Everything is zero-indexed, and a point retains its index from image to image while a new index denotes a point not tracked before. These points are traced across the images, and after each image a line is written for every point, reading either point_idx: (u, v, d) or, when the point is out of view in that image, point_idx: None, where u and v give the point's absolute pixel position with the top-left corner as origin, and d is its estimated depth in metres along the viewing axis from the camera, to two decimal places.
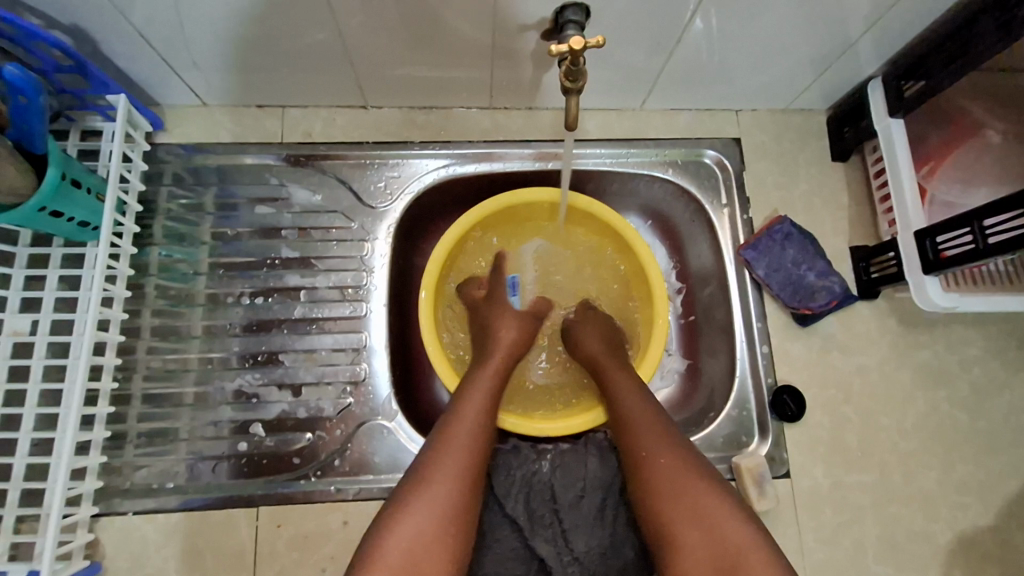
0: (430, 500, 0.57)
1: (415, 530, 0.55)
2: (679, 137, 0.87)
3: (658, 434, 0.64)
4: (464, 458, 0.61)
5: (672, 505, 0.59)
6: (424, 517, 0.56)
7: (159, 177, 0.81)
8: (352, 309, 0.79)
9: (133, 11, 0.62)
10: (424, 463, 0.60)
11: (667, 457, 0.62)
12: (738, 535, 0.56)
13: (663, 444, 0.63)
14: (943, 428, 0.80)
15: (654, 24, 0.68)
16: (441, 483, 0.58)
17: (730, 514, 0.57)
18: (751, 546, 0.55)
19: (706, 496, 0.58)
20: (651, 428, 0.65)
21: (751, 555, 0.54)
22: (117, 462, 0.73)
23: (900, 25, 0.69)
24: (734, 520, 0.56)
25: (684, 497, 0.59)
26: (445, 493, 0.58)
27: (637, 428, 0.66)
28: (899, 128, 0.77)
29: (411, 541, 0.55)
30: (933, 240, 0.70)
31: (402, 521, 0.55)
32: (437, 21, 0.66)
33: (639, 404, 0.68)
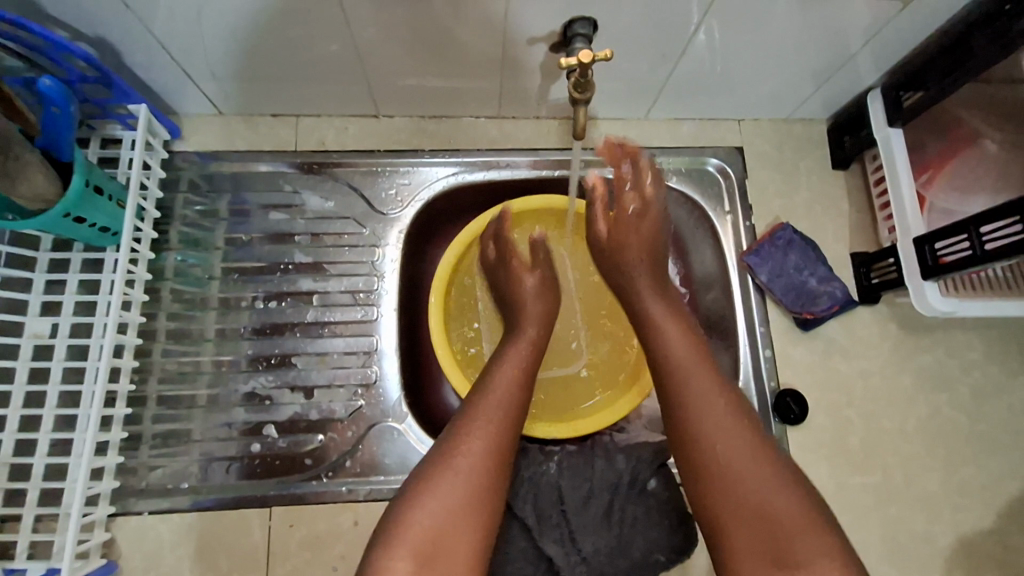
0: (460, 480, 0.54)
1: (444, 510, 0.53)
2: (682, 145, 0.89)
3: (703, 390, 0.59)
4: (492, 433, 0.58)
5: (722, 471, 0.56)
6: (455, 496, 0.54)
7: (176, 184, 0.83)
8: (363, 312, 0.81)
9: (156, 23, 0.64)
10: (450, 440, 0.57)
11: (710, 418, 0.58)
12: (786, 503, 0.53)
13: (708, 402, 0.59)
14: (943, 431, 0.81)
15: (659, 37, 0.70)
16: (471, 460, 0.56)
17: (777, 482, 0.54)
18: (802, 517, 0.52)
19: (753, 462, 0.55)
20: (694, 384, 0.60)
21: (801, 528, 0.52)
22: (133, 462, 0.75)
23: (898, 37, 0.71)
24: (783, 489, 0.54)
25: (728, 463, 0.56)
26: (476, 472, 0.55)
27: (680, 382, 0.61)
28: (898, 137, 0.79)
29: (440, 522, 0.52)
30: (932, 246, 0.72)
31: (435, 496, 0.53)
32: (449, 34, 0.68)
33: (682, 354, 0.62)
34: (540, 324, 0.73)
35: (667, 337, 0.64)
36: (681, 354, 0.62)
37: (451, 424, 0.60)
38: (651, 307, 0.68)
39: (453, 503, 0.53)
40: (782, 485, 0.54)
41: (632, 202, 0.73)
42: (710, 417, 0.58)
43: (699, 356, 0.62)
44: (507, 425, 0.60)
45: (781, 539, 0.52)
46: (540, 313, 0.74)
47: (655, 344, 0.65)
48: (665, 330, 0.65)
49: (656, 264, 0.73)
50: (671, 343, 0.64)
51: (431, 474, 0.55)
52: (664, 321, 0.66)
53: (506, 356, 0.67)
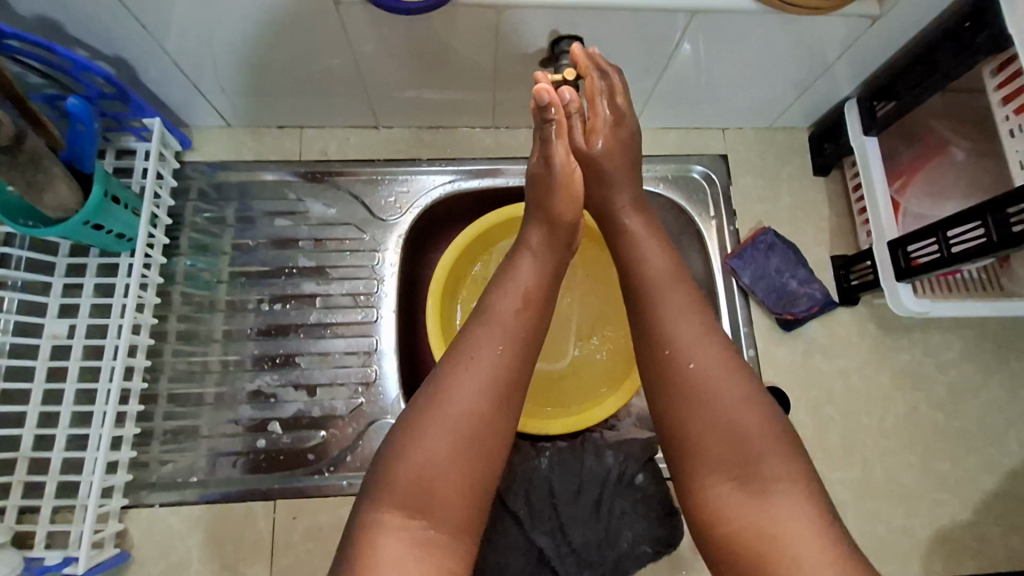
0: (449, 424, 0.54)
1: (433, 453, 0.53)
2: (669, 154, 0.93)
3: (675, 314, 0.60)
4: (484, 374, 0.57)
5: (694, 397, 0.56)
6: (444, 438, 0.54)
7: (186, 192, 0.87)
8: (363, 314, 0.85)
9: (170, 42, 0.69)
10: (436, 379, 0.57)
11: (683, 340, 0.59)
12: (754, 424, 0.54)
13: (683, 327, 0.59)
14: (920, 427, 0.84)
15: (644, 51, 0.74)
16: (460, 402, 0.55)
17: (746, 406, 0.55)
18: (767, 438, 0.54)
19: (722, 385, 0.56)
20: (669, 308, 0.61)
21: (765, 450, 0.53)
22: (144, 457, 0.78)
23: (871, 50, 0.75)
24: (753, 413, 0.55)
25: (700, 386, 0.56)
26: (466, 415, 0.55)
27: (655, 308, 0.61)
28: (873, 145, 0.83)
29: (429, 466, 0.53)
30: (904, 248, 0.76)
31: (419, 446, 0.53)
32: (445, 50, 0.72)
33: (659, 276, 0.63)
34: (544, 231, 0.67)
35: (643, 259, 0.65)
36: (656, 279, 0.63)
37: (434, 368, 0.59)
38: (632, 227, 0.68)
39: (443, 446, 0.54)
40: (752, 410, 0.55)
41: (604, 118, 0.68)
42: (683, 340, 0.59)
43: (673, 280, 0.63)
44: (502, 364, 0.58)
45: (747, 457, 0.53)
46: (543, 223, 0.67)
47: (631, 267, 0.65)
48: (642, 253, 0.65)
49: (636, 175, 0.71)
50: (646, 267, 0.64)
51: (418, 419, 0.55)
52: (643, 242, 0.66)
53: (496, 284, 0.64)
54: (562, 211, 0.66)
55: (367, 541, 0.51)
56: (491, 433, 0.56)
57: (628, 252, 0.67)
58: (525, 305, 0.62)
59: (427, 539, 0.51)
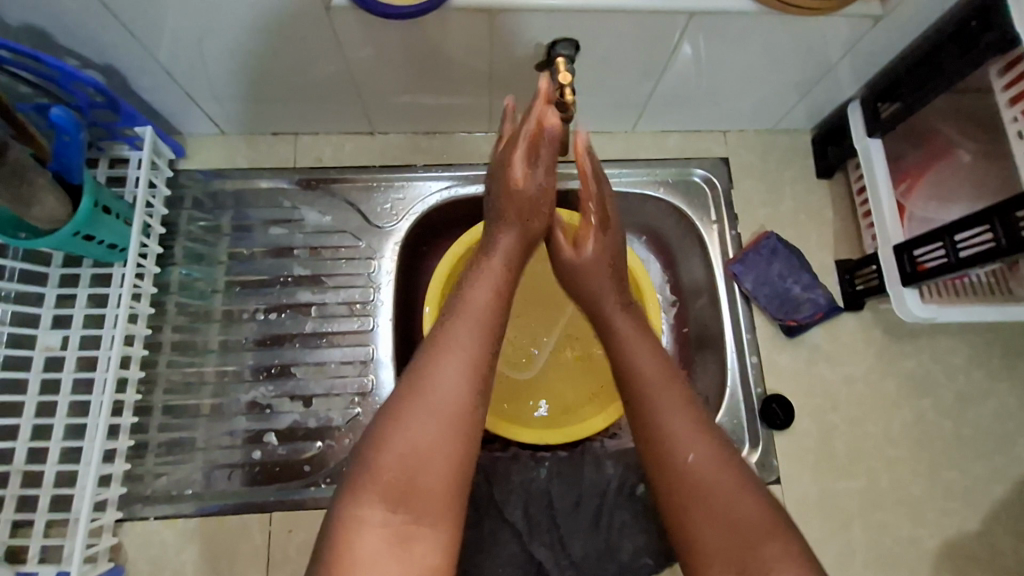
0: (429, 419, 0.53)
1: (413, 447, 0.52)
2: (669, 157, 0.92)
3: (669, 407, 0.59)
4: (466, 366, 0.56)
5: (693, 483, 0.55)
6: (424, 433, 0.52)
7: (180, 201, 0.86)
8: (359, 323, 0.84)
9: (160, 51, 0.68)
10: (417, 369, 0.56)
11: (680, 434, 0.57)
12: (751, 513, 0.53)
13: (679, 418, 0.58)
14: (928, 435, 0.83)
15: (642, 53, 0.73)
16: (442, 395, 0.54)
17: (741, 491, 0.54)
18: (764, 525, 0.52)
19: (719, 474, 0.55)
20: (666, 400, 0.59)
21: (768, 531, 0.52)
22: (139, 469, 0.78)
23: (873, 51, 0.74)
24: (748, 499, 0.54)
25: (697, 476, 0.55)
26: (446, 411, 0.53)
27: (651, 405, 0.60)
28: (878, 147, 0.81)
29: (410, 459, 0.51)
30: (910, 253, 0.74)
31: (400, 437, 0.52)
32: (440, 54, 0.71)
33: (654, 372, 0.61)
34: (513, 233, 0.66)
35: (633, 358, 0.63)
36: (651, 375, 0.61)
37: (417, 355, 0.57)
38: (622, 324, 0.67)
39: (425, 438, 0.52)
40: (747, 497, 0.54)
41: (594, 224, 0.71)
42: (679, 435, 0.57)
43: (668, 374, 0.61)
44: (482, 357, 0.57)
45: (746, 543, 0.52)
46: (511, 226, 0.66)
47: (625, 362, 0.63)
48: (634, 349, 0.64)
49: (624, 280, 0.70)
50: (641, 359, 0.62)
51: (396, 414, 0.53)
52: (635, 337, 0.65)
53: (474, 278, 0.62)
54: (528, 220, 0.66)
55: (345, 536, 0.50)
56: (472, 428, 0.55)
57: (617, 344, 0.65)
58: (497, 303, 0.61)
59: (407, 535, 0.50)
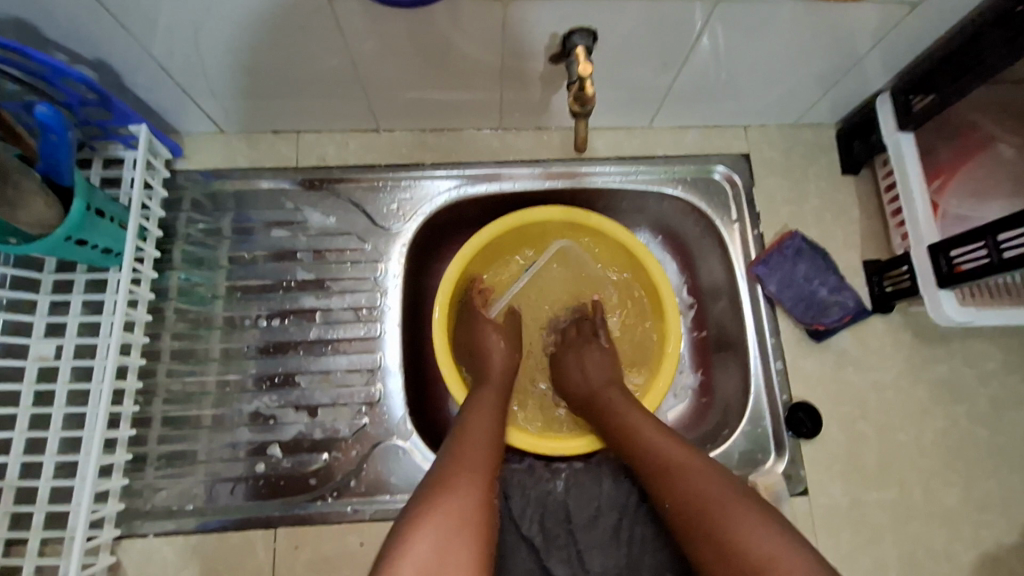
0: (453, 506, 0.55)
1: (445, 529, 0.53)
2: (688, 154, 0.88)
3: (679, 461, 0.62)
4: (486, 462, 0.61)
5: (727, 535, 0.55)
6: (458, 516, 0.54)
7: (178, 203, 0.83)
8: (366, 329, 0.80)
9: (153, 44, 0.64)
10: (444, 462, 0.61)
11: (685, 487, 0.60)
12: (774, 543, 0.52)
13: (686, 469, 0.61)
14: (962, 444, 0.79)
15: (662, 44, 0.69)
16: (462, 490, 0.57)
17: (753, 521, 0.54)
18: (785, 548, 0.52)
19: (731, 510, 0.56)
20: (668, 460, 0.63)
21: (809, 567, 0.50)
22: (138, 484, 0.74)
23: (906, 41, 0.70)
24: (762, 529, 0.53)
25: (707, 517, 0.57)
26: (469, 501, 0.56)
27: (660, 470, 0.63)
28: (909, 141, 0.77)
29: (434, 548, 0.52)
30: (947, 254, 0.70)
31: (431, 518, 0.54)
32: (449, 46, 0.67)
33: (658, 440, 0.65)
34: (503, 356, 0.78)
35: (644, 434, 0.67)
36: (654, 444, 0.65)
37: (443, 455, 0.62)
38: (623, 406, 0.72)
39: (456, 519, 0.54)
40: (761, 529, 0.53)
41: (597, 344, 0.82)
42: (685, 488, 0.60)
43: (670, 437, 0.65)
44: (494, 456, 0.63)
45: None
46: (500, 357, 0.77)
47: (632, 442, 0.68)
48: (638, 423, 0.69)
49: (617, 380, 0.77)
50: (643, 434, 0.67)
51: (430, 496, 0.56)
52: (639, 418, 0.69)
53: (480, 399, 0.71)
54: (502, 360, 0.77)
55: None
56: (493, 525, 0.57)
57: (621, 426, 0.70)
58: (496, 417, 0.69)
59: None
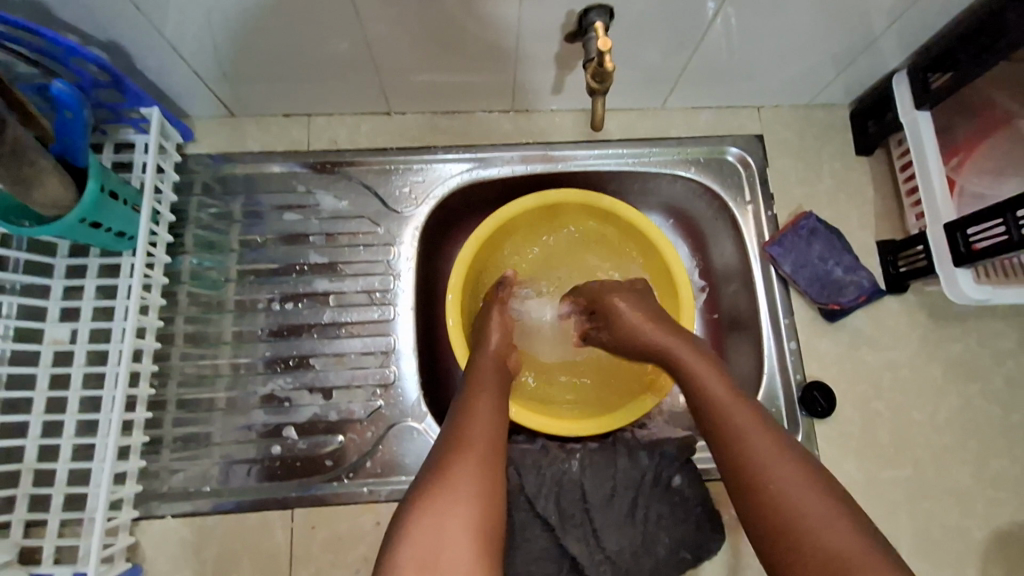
0: (456, 487, 0.55)
1: (445, 509, 0.53)
2: (700, 135, 0.87)
3: (745, 434, 0.56)
4: (490, 433, 0.61)
5: (760, 477, 0.54)
6: (459, 494, 0.54)
7: (189, 187, 0.82)
8: (380, 312, 0.80)
9: (165, 23, 0.63)
10: (449, 434, 0.61)
11: (746, 465, 0.55)
12: (828, 525, 0.50)
13: (753, 446, 0.55)
14: (976, 422, 0.79)
15: (678, 24, 0.68)
16: (463, 469, 0.56)
17: (812, 519, 0.50)
18: (845, 548, 0.49)
19: (793, 500, 0.52)
20: (731, 431, 0.57)
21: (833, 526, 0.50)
22: (155, 466, 0.74)
23: (923, 18, 0.69)
24: (828, 528, 0.50)
25: (762, 504, 0.53)
26: (472, 479, 0.56)
27: (722, 439, 0.58)
28: (926, 120, 0.76)
29: (438, 535, 0.52)
30: (964, 232, 0.70)
31: (435, 498, 0.54)
32: (463, 26, 0.66)
33: (723, 407, 0.59)
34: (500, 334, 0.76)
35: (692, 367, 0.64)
36: (720, 406, 0.59)
37: (449, 427, 0.62)
38: (687, 355, 0.65)
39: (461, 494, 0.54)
40: (826, 529, 0.50)
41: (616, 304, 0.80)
42: (746, 467, 0.55)
43: (737, 399, 0.59)
44: (497, 423, 0.63)
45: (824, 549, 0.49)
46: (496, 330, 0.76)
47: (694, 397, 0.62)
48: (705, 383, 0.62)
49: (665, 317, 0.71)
50: (710, 392, 0.61)
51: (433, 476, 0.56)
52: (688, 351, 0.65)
53: (483, 365, 0.71)
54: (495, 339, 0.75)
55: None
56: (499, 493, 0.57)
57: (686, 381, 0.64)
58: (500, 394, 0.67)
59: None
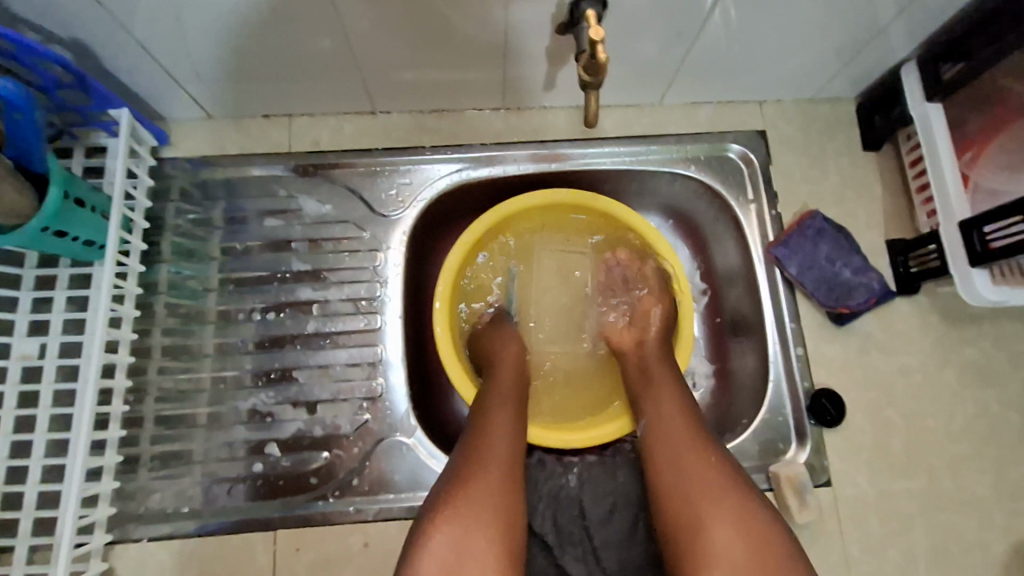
0: (473, 491, 0.55)
1: (464, 516, 0.53)
2: (700, 132, 0.84)
3: (688, 441, 0.61)
4: (509, 438, 0.61)
5: (693, 475, 0.58)
6: (480, 501, 0.55)
7: (166, 193, 0.79)
8: (366, 321, 0.77)
9: (132, 20, 0.60)
10: (471, 437, 0.61)
11: (679, 468, 0.59)
12: (757, 519, 0.54)
13: (692, 453, 0.59)
14: (993, 429, 0.75)
15: (676, 15, 0.64)
16: (479, 474, 0.56)
17: (732, 512, 0.54)
18: (767, 546, 0.53)
19: (715, 495, 0.56)
20: (670, 435, 0.62)
21: (763, 522, 0.54)
22: (131, 486, 0.71)
23: (936, 6, 0.65)
24: (751, 520, 0.54)
25: (686, 499, 0.57)
26: (489, 486, 0.56)
27: (661, 445, 0.62)
28: (938, 114, 0.73)
29: (455, 536, 0.52)
30: (980, 230, 0.66)
31: (452, 505, 0.54)
32: (446, 19, 0.62)
33: (664, 416, 0.64)
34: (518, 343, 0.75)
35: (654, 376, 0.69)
36: (666, 414, 0.64)
37: (468, 430, 0.62)
38: (656, 365, 0.71)
39: (478, 500, 0.55)
40: (749, 522, 0.54)
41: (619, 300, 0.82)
42: (678, 467, 0.59)
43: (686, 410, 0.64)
44: (513, 425, 0.63)
45: (755, 540, 0.53)
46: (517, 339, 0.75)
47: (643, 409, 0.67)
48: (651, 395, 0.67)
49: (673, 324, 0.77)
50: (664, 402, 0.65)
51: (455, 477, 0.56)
52: (655, 366, 0.71)
53: (502, 371, 0.70)
54: (506, 348, 0.74)
55: None
56: (515, 495, 0.57)
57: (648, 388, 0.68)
58: (518, 397, 0.67)
59: None
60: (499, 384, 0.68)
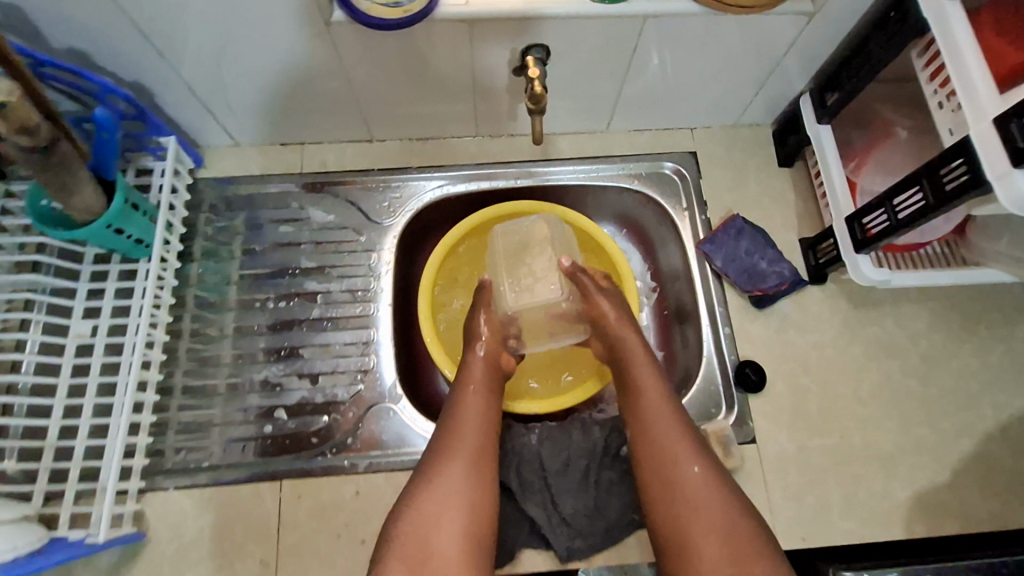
0: (444, 484, 0.68)
1: (436, 506, 0.66)
2: (641, 152, 1.01)
3: (673, 437, 0.71)
4: (476, 434, 0.73)
5: (678, 467, 0.69)
6: (447, 492, 0.67)
7: (198, 206, 0.95)
8: (362, 308, 0.92)
9: (183, 67, 0.78)
10: (444, 435, 0.73)
11: (661, 461, 0.70)
12: (726, 505, 0.66)
13: (677, 447, 0.70)
14: (895, 394, 0.88)
15: (608, 58, 0.82)
16: (449, 470, 0.69)
17: (710, 498, 0.67)
18: (738, 526, 0.65)
19: (705, 512, 0.66)
20: (650, 431, 0.73)
21: (729, 507, 0.66)
22: (160, 445, 0.83)
23: (811, 47, 0.82)
24: (720, 504, 0.66)
25: (669, 487, 0.69)
26: (458, 478, 0.69)
27: (648, 457, 0.72)
28: (827, 132, 0.89)
29: (428, 523, 0.65)
30: (860, 221, 0.81)
31: (428, 498, 0.67)
32: (428, 64, 0.80)
33: (650, 412, 0.74)
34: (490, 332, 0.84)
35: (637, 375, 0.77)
36: (649, 411, 0.74)
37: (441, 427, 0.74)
38: (638, 364, 0.78)
39: (448, 493, 0.67)
40: (724, 505, 0.66)
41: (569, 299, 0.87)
42: (657, 459, 0.71)
43: (666, 404, 0.74)
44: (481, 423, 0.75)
45: (726, 521, 0.65)
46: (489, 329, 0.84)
47: (634, 414, 0.75)
48: (648, 407, 0.74)
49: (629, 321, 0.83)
50: (648, 401, 0.75)
51: (431, 473, 0.69)
52: (638, 358, 0.79)
53: (473, 367, 0.80)
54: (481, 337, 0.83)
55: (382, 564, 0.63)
56: (482, 485, 0.70)
57: (629, 391, 0.77)
58: (488, 391, 0.78)
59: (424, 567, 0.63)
60: (471, 384, 0.78)
